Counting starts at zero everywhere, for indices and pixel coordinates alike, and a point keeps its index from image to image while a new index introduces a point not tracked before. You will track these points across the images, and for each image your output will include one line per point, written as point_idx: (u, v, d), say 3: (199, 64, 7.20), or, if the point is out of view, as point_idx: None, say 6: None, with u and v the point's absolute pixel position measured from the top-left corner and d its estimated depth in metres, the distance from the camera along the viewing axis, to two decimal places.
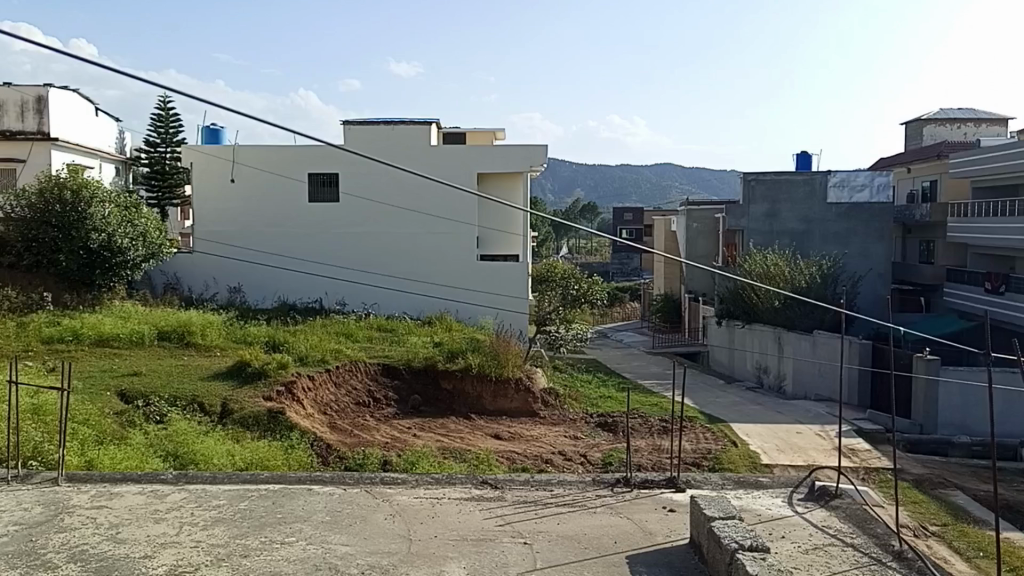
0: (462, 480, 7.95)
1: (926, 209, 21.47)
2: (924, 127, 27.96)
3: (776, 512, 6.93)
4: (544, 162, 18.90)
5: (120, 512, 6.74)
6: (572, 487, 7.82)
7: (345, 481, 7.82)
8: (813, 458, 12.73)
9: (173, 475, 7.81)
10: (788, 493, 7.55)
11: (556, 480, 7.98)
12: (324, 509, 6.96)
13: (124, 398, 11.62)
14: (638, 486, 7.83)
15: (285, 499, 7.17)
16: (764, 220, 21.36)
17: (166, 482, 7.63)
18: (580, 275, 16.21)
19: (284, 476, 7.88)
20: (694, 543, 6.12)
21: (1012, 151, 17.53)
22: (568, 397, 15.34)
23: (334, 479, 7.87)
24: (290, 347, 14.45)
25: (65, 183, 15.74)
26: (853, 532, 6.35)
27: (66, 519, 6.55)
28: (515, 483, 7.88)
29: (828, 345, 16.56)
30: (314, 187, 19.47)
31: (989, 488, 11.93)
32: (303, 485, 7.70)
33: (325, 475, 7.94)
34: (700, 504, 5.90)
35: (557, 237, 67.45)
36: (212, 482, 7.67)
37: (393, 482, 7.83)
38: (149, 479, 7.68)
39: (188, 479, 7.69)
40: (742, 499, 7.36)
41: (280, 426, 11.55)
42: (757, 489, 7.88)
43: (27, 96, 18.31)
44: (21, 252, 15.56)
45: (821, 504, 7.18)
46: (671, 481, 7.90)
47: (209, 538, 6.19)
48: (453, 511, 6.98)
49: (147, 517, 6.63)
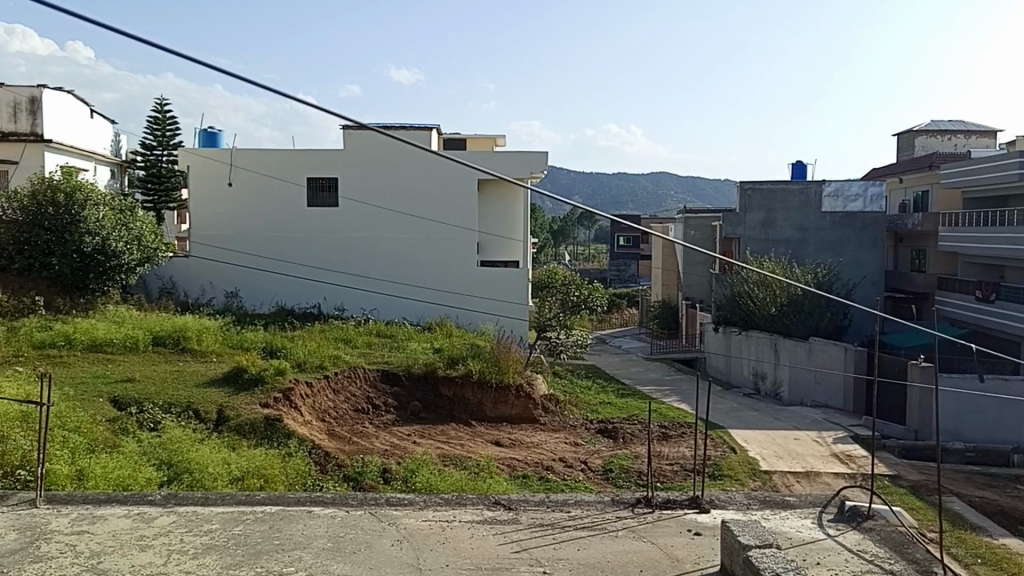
0: (474, 501, 7.91)
1: (918, 218, 21.95)
2: (915, 139, 28.54)
3: (807, 535, 7.02)
4: (544, 169, 18.93)
5: (103, 538, 6.49)
6: (591, 508, 7.85)
7: (348, 502, 7.71)
8: (811, 465, 12.91)
9: (162, 496, 7.53)
10: (818, 514, 7.70)
11: (574, 500, 8.01)
12: (326, 534, 6.85)
13: (117, 405, 11.40)
14: (660, 506, 7.90)
15: (283, 524, 7.04)
16: (760, 228, 21.62)
17: (154, 504, 7.37)
18: (580, 280, 16.24)
19: (281, 497, 7.70)
20: (725, 569, 6.18)
21: (1001, 162, 17.97)
22: (568, 403, 15.37)
23: (336, 500, 7.74)
24: (288, 353, 14.25)
25: (58, 185, 15.41)
26: (892, 558, 6.45)
27: (42, 546, 6.28)
28: (529, 504, 7.87)
29: (825, 352, 16.80)
30: (313, 191, 19.33)
31: (983, 495, 12.20)
32: (303, 507, 7.54)
33: (326, 495, 7.80)
34: (734, 531, 5.96)
35: (553, 242, 67.88)
36: (202, 504, 7.43)
37: (401, 503, 7.75)
38: (136, 500, 7.40)
39: (177, 500, 7.43)
40: (771, 521, 7.55)
41: (277, 434, 11.43)
42: (785, 509, 8.11)
43: (21, 96, 17.89)
44: (13, 255, 15.15)
45: (853, 525, 7.27)
46: (694, 502, 8.00)
47: (200, 569, 6.02)
48: (466, 536, 6.94)
49: (133, 544, 6.40)
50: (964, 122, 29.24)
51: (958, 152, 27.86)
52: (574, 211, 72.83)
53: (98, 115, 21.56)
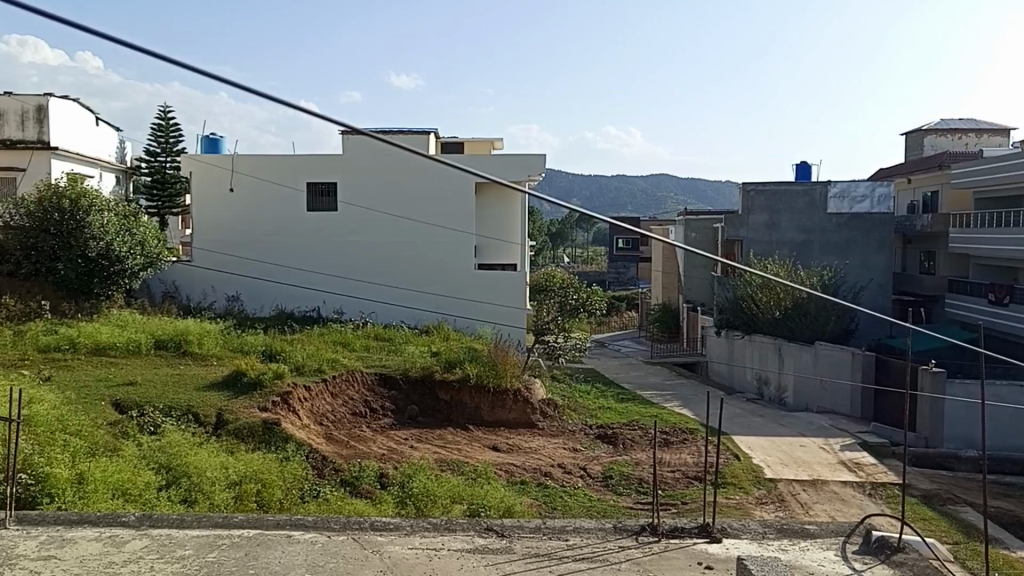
0: (465, 527, 7.53)
1: (927, 220, 21.39)
2: (925, 138, 27.98)
3: (832, 570, 6.25)
4: (542, 171, 18.91)
5: (70, 565, 6.44)
6: (592, 536, 7.22)
7: (330, 526, 7.52)
8: (818, 473, 12.57)
9: (136, 517, 7.51)
10: (842, 545, 6.83)
11: (572, 527, 7.45)
12: (303, 564, 6.60)
13: (119, 408, 11.58)
14: (667, 535, 7.17)
15: (260, 550, 6.86)
16: (764, 230, 21.33)
17: (128, 525, 7.36)
18: (580, 283, 16.15)
19: (260, 520, 7.59)
20: None
21: (1014, 161, 17.39)
22: (568, 407, 15.25)
23: (318, 524, 7.56)
24: (287, 357, 14.32)
25: (64, 192, 15.68)
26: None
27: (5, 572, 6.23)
28: (523, 532, 7.34)
29: (830, 357, 16.44)
30: (313, 196, 19.50)
31: (1000, 505, 11.78)
32: (282, 532, 7.37)
33: (308, 518, 7.63)
34: (751, 570, 5.68)
35: (556, 243, 67.82)
36: (178, 526, 7.39)
37: (385, 528, 7.49)
38: (109, 521, 7.38)
39: (152, 522, 7.42)
40: (789, 554, 6.66)
41: (275, 438, 11.50)
42: (804, 539, 7.05)
43: (27, 104, 18.28)
44: (20, 260, 15.51)
45: (881, 559, 6.38)
46: (704, 529, 7.19)
47: None
48: (454, 566, 6.59)
49: (99, 571, 6.33)
50: (976, 120, 28.57)
51: (970, 151, 27.27)
52: (576, 212, 72.59)
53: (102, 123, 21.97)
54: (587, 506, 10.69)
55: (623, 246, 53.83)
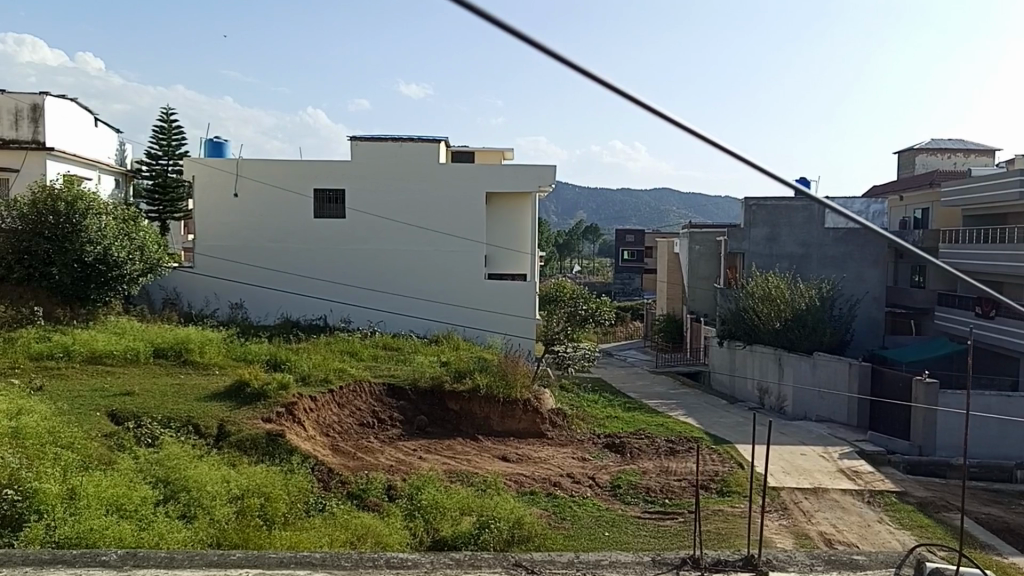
0: (491, 562, 6.48)
1: (918, 235, 22.34)
2: (916, 157, 29.29)
3: None
4: (553, 182, 19.15)
5: None
6: (630, 570, 6.27)
7: (340, 564, 6.35)
8: (819, 481, 12.95)
9: (117, 556, 6.38)
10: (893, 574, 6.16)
11: (606, 560, 6.46)
12: None
13: (116, 420, 11.15)
14: (711, 569, 6.22)
15: None
16: (764, 244, 21.95)
17: (108, 565, 6.24)
18: (589, 294, 16.22)
19: (261, 557, 6.43)
20: None
21: (1000, 181, 18.33)
22: (576, 416, 15.35)
23: (325, 561, 6.39)
24: (293, 366, 14.05)
25: (60, 195, 15.15)
26: None
27: None
28: (554, 566, 6.36)
29: (828, 367, 16.98)
30: (319, 203, 19.20)
31: (989, 511, 12.30)
32: (286, 572, 6.21)
33: (314, 555, 6.46)
34: None
35: (562, 254, 69.00)
36: (166, 566, 6.25)
37: (403, 565, 6.35)
38: (86, 561, 6.27)
39: (135, 562, 6.26)
40: None
41: (278, 450, 11.23)
42: (855, 572, 6.28)
43: (22, 104, 17.56)
44: (10, 265, 14.79)
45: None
46: (749, 562, 6.31)
47: None
48: None
49: None
50: (965, 142, 29.99)
51: (958, 170, 28.51)
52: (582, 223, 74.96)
53: (102, 123, 21.42)
54: (596, 516, 10.75)
55: (629, 256, 55.31)
